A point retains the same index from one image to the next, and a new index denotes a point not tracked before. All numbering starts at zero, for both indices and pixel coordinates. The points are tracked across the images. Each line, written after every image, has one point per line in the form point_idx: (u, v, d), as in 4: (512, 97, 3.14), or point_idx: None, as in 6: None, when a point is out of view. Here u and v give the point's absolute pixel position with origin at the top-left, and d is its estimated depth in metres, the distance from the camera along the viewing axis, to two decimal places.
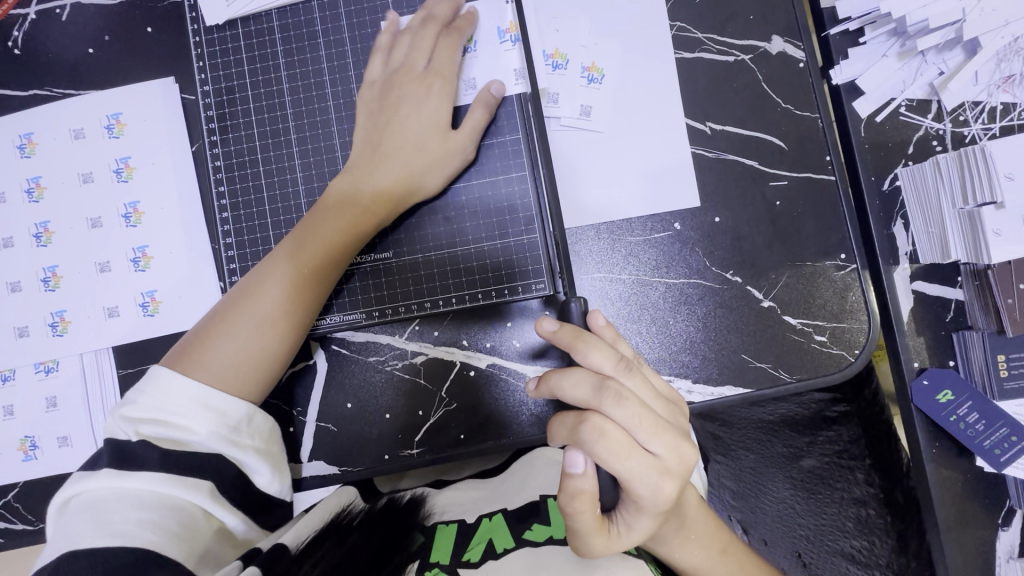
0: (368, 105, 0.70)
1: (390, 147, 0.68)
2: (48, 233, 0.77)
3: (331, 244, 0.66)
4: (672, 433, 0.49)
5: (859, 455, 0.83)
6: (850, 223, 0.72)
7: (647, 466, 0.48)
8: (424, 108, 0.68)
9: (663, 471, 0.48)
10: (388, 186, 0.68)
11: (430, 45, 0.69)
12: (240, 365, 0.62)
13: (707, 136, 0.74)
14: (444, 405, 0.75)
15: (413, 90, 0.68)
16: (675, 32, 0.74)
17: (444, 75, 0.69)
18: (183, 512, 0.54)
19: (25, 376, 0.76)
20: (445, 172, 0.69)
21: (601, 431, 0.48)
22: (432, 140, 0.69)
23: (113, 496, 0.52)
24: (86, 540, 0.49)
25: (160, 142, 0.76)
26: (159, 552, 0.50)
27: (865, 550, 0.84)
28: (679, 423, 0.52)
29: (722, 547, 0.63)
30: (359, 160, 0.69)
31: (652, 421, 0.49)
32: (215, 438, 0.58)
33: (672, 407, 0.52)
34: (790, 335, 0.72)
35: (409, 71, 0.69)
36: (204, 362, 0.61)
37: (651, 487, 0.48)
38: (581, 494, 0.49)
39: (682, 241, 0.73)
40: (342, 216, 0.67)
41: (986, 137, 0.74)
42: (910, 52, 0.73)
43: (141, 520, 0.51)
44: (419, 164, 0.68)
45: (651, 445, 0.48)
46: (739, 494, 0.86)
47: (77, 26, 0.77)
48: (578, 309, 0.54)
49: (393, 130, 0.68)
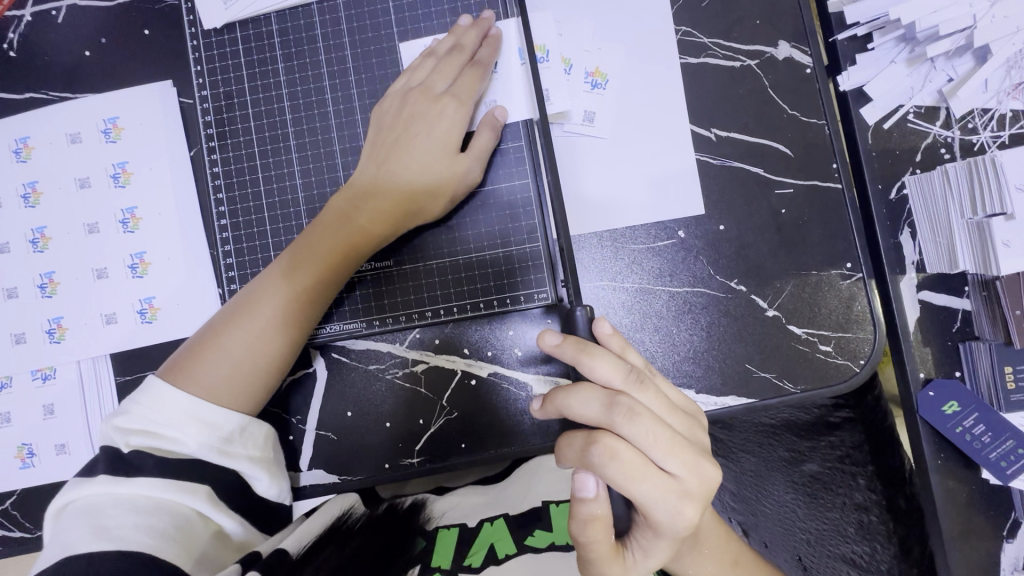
0: (379, 121, 0.69)
1: (396, 167, 0.67)
2: (45, 239, 0.76)
3: (329, 257, 0.65)
4: (690, 452, 0.48)
5: (861, 461, 0.82)
6: (857, 232, 0.71)
7: (665, 489, 0.47)
8: (438, 128, 0.67)
9: (683, 495, 0.48)
10: (390, 202, 0.67)
11: (455, 73, 0.68)
12: (233, 377, 0.61)
13: (712, 143, 0.73)
14: (445, 414, 0.74)
15: (426, 113, 0.67)
16: (681, 37, 0.73)
17: (461, 100, 0.67)
18: (179, 515, 0.53)
19: (22, 383, 0.76)
20: (454, 193, 0.68)
21: (612, 453, 0.47)
22: (440, 158, 0.67)
23: (109, 501, 0.52)
24: (82, 544, 0.48)
25: (158, 147, 0.75)
26: (156, 555, 0.49)
27: (867, 555, 0.81)
28: (698, 440, 0.52)
29: (732, 559, 0.62)
30: (364, 174, 0.68)
31: (668, 438, 0.48)
32: (204, 449, 0.56)
33: (688, 421, 0.52)
34: (795, 345, 0.71)
35: (426, 92, 0.67)
36: (198, 375, 0.60)
37: (670, 511, 0.48)
38: (593, 520, 0.48)
39: (686, 249, 0.72)
40: (340, 228, 0.65)
41: (995, 144, 0.73)
42: (920, 58, 0.72)
43: (138, 524, 0.51)
44: (425, 183, 0.67)
45: (668, 464, 0.48)
46: (740, 495, 0.85)
47: (73, 28, 0.76)
48: (584, 316, 0.53)
49: (400, 154, 0.67)
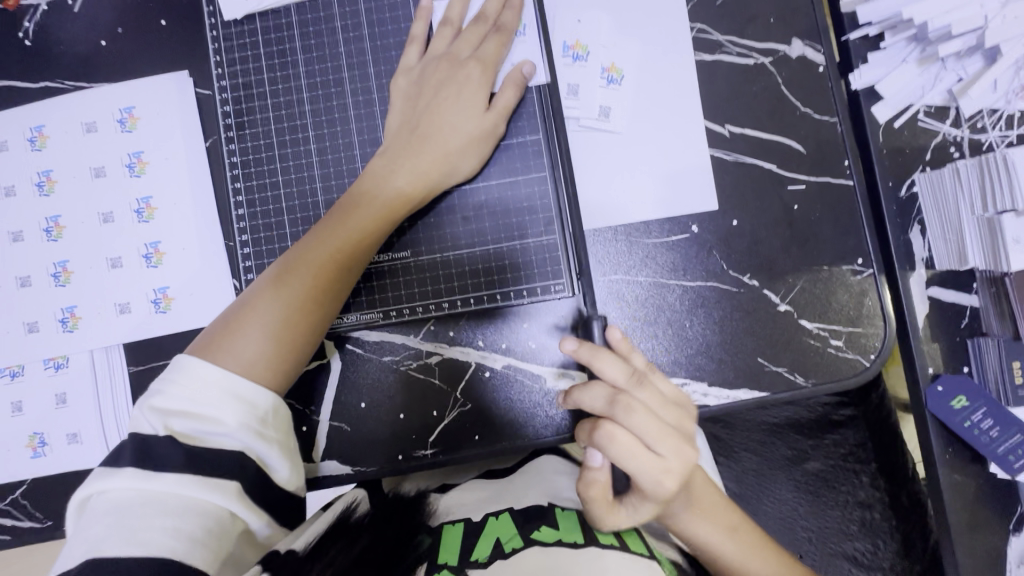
0: (406, 89, 0.69)
1: (427, 129, 0.68)
2: (59, 228, 0.76)
3: (365, 229, 0.65)
4: (674, 437, 0.55)
5: (865, 458, 0.90)
6: (867, 227, 0.72)
7: (653, 468, 0.54)
8: (465, 92, 0.68)
9: (666, 471, 0.54)
10: (422, 172, 0.67)
11: (478, 40, 0.69)
12: (270, 352, 0.61)
13: (726, 139, 0.73)
14: (458, 406, 0.74)
15: (452, 78, 0.68)
16: (696, 34, 0.74)
17: (484, 63, 0.68)
18: (208, 516, 0.53)
19: (34, 372, 0.75)
20: (482, 153, 0.69)
21: (611, 435, 0.55)
22: (469, 120, 0.68)
23: (139, 500, 0.51)
24: (110, 548, 0.49)
25: (174, 137, 0.75)
26: (184, 561, 0.50)
27: (869, 552, 0.88)
28: (689, 428, 0.58)
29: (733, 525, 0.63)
30: (396, 142, 0.68)
31: (658, 427, 0.55)
32: (243, 431, 0.56)
33: (681, 413, 0.58)
34: (806, 340, 0.72)
35: (451, 60, 0.69)
36: (235, 351, 0.59)
37: (656, 485, 0.55)
38: (594, 483, 0.59)
39: (699, 244, 0.73)
40: (375, 201, 0.66)
41: (1004, 143, 0.75)
42: (931, 57, 0.73)
43: (165, 527, 0.51)
44: (458, 146, 0.68)
45: (656, 447, 0.55)
46: (742, 496, 0.92)
47: (90, 18, 0.76)
48: (598, 327, 0.62)
49: (434, 116, 0.68)
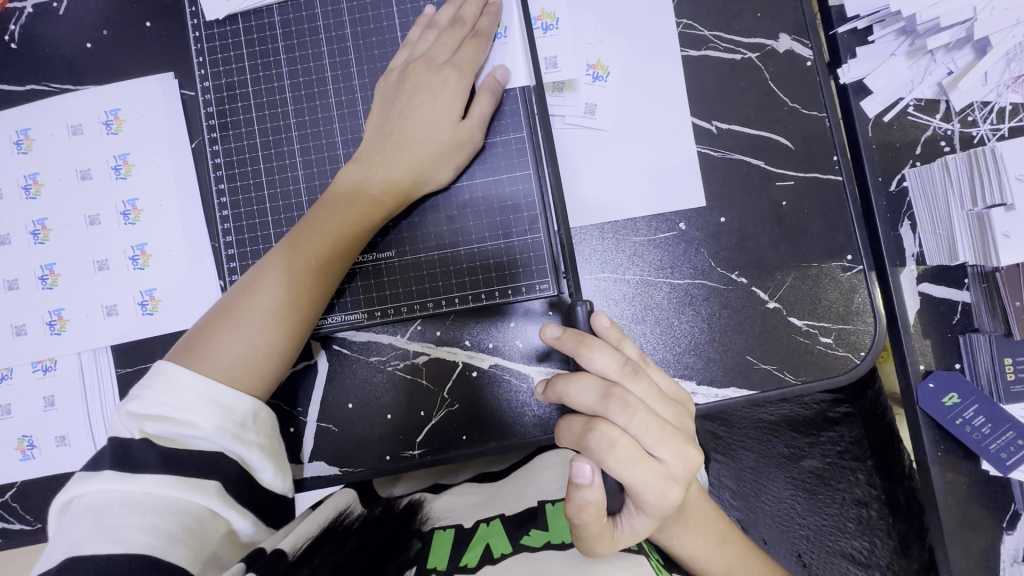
0: (384, 93, 0.69)
1: (403, 135, 0.67)
2: (46, 230, 0.76)
3: (339, 234, 0.65)
4: (679, 440, 0.49)
5: (860, 456, 0.89)
6: (857, 225, 0.71)
7: (653, 474, 0.48)
8: (441, 97, 0.67)
9: (669, 477, 0.49)
10: (395, 179, 0.67)
11: (455, 44, 0.68)
12: (248, 358, 0.61)
13: (713, 135, 0.73)
14: (446, 406, 0.74)
15: (428, 82, 0.67)
16: (682, 30, 0.73)
17: (461, 69, 0.68)
18: (188, 515, 0.53)
19: (23, 375, 0.76)
20: (460, 160, 0.69)
21: (608, 439, 0.48)
22: (443, 129, 0.67)
23: (118, 500, 0.51)
24: (88, 547, 0.48)
25: (160, 138, 0.75)
26: (161, 557, 0.49)
27: (866, 550, 0.87)
28: (686, 427, 0.52)
29: (721, 537, 0.64)
30: (371, 148, 0.68)
31: (659, 427, 0.48)
32: (220, 434, 0.56)
33: (678, 408, 0.52)
34: (795, 337, 0.71)
35: (427, 62, 0.68)
36: (212, 356, 0.59)
37: (658, 493, 0.48)
38: (587, 505, 0.48)
39: (686, 241, 0.73)
40: (350, 206, 0.66)
41: (995, 137, 0.74)
42: (920, 50, 0.72)
43: (145, 525, 0.50)
44: (430, 155, 0.67)
45: (658, 451, 0.48)
46: (739, 493, 0.91)
47: (75, 20, 0.76)
48: (584, 311, 0.54)
49: (407, 125, 0.67)
